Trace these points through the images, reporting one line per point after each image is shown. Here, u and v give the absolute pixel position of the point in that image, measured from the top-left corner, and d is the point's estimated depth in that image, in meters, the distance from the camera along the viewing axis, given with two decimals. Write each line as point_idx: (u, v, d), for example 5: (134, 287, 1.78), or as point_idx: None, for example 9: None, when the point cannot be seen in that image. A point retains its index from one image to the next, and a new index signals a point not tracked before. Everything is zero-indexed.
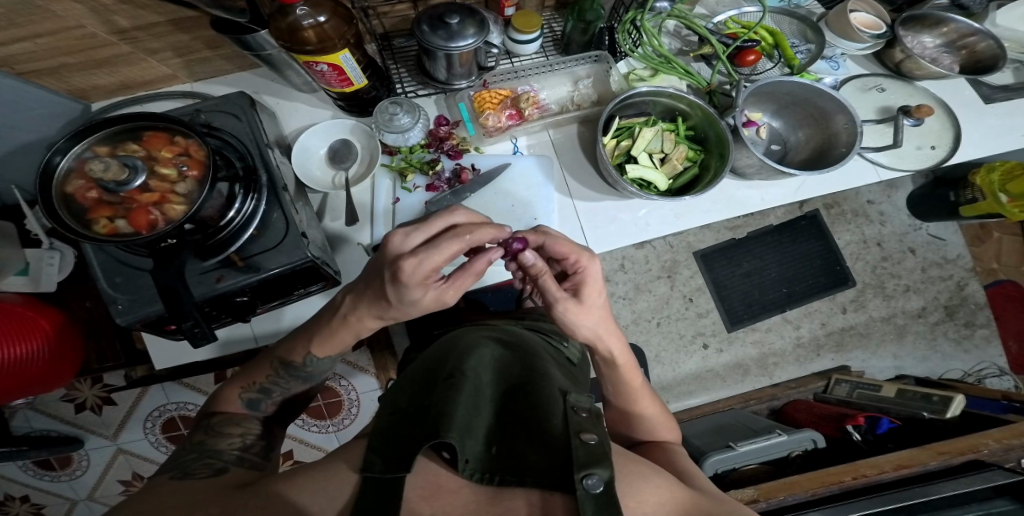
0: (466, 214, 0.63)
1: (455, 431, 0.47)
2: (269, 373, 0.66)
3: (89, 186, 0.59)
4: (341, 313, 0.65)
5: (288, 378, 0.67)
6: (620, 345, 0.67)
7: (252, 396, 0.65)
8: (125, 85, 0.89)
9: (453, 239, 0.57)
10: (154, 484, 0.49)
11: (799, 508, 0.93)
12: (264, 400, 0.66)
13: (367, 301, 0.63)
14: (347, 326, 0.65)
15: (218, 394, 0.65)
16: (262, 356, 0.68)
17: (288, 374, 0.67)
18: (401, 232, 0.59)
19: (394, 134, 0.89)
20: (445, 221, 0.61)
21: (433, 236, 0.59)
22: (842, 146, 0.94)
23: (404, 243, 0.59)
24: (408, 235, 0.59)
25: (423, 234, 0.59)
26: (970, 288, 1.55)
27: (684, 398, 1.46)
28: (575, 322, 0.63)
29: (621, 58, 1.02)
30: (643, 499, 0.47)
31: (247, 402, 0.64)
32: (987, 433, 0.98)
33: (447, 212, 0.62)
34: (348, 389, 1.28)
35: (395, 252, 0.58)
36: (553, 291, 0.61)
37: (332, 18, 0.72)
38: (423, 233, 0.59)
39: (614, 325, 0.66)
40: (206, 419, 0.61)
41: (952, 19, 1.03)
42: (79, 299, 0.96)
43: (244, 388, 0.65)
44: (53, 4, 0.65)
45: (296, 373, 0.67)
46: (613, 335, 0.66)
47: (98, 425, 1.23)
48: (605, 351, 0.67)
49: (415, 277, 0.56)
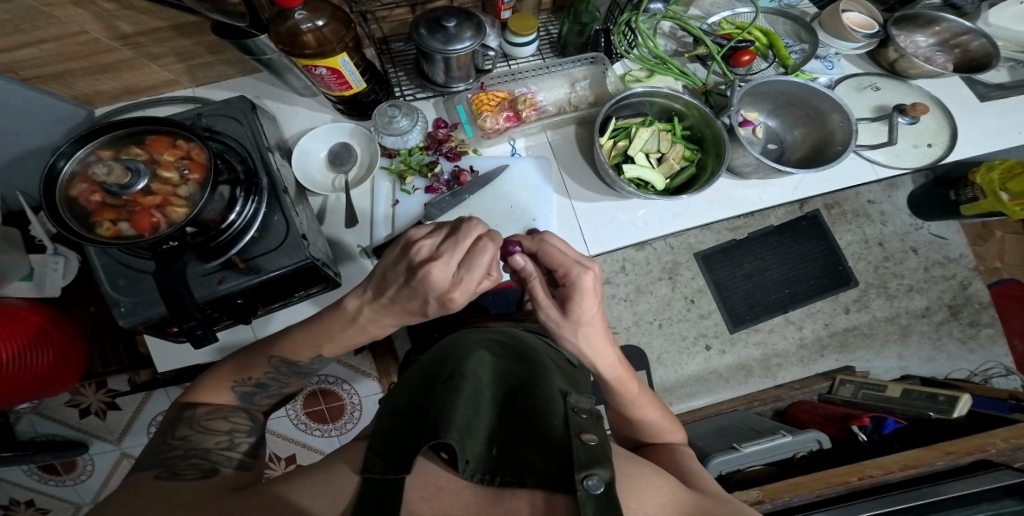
0: (482, 227, 0.59)
1: (455, 432, 0.48)
2: (269, 370, 0.66)
3: (92, 190, 0.60)
4: (357, 321, 0.64)
5: (286, 374, 0.67)
6: (609, 359, 0.65)
7: (246, 389, 0.65)
8: (128, 90, 0.90)
9: (490, 254, 0.57)
10: (139, 485, 0.49)
11: (805, 509, 0.92)
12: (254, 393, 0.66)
13: (386, 311, 0.62)
14: (365, 331, 0.65)
15: (200, 385, 0.65)
16: (259, 349, 0.67)
17: (288, 371, 0.67)
18: (438, 262, 0.56)
19: (394, 137, 0.91)
20: (472, 236, 0.58)
21: (469, 254, 0.57)
22: (838, 144, 0.94)
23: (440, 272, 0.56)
24: (445, 263, 0.56)
25: (458, 256, 0.57)
26: (974, 287, 1.55)
27: (687, 400, 1.45)
28: (559, 331, 0.63)
29: (617, 60, 1.03)
30: (645, 500, 0.47)
31: (240, 395, 0.65)
32: (993, 433, 0.98)
33: (466, 226, 0.58)
34: (351, 394, 1.30)
35: (441, 283, 0.57)
36: (541, 296, 0.63)
37: (330, 22, 0.74)
38: (456, 255, 0.57)
39: (604, 338, 0.64)
40: (190, 411, 0.61)
41: (944, 19, 1.04)
42: (84, 303, 0.97)
43: (237, 381, 0.65)
44: (58, 10, 0.66)
45: (297, 370, 0.67)
46: (603, 351, 0.64)
47: (103, 430, 1.24)
48: (591, 364, 0.65)
49: (467, 292, 0.59)
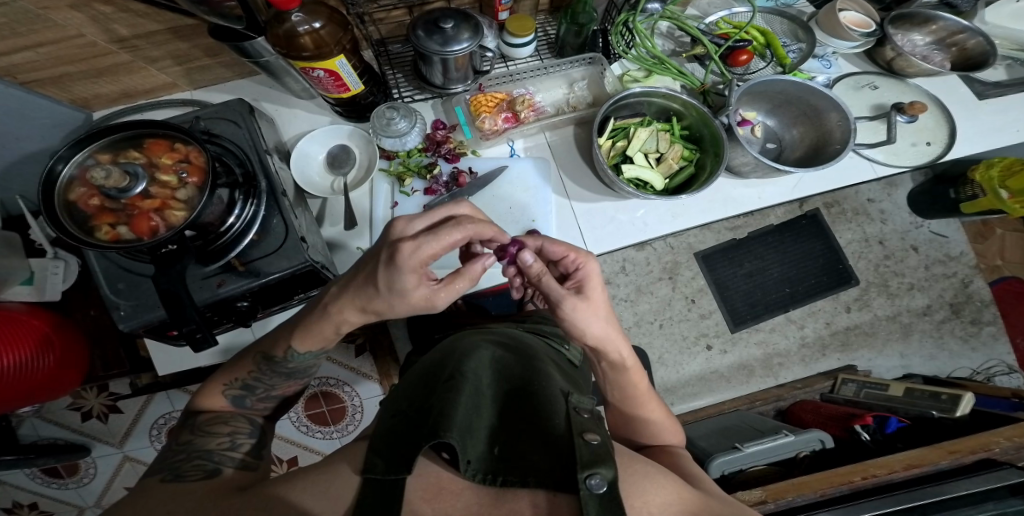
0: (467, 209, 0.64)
1: (456, 431, 0.47)
2: (253, 368, 0.66)
3: (91, 194, 0.60)
4: (331, 316, 0.62)
5: (271, 373, 0.66)
6: (625, 346, 0.65)
7: (236, 393, 0.65)
8: (126, 93, 0.90)
9: (455, 226, 0.58)
10: (142, 488, 0.49)
11: (808, 509, 0.92)
12: (251, 395, 0.65)
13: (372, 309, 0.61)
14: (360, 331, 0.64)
15: (200, 391, 0.65)
16: (248, 350, 0.67)
17: (272, 370, 0.66)
18: (405, 218, 0.60)
19: (392, 139, 0.90)
20: (449, 211, 0.62)
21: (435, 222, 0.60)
22: (837, 142, 0.93)
23: (405, 227, 0.59)
24: (411, 222, 0.60)
25: (426, 221, 0.60)
26: (975, 285, 1.54)
27: (689, 400, 1.45)
28: (584, 317, 0.60)
29: (615, 60, 1.03)
30: (649, 500, 0.47)
31: (232, 398, 0.64)
32: (998, 432, 0.97)
33: (452, 204, 0.64)
34: (352, 395, 1.30)
35: (396, 236, 0.59)
36: (556, 288, 0.60)
37: (328, 24, 0.74)
38: (425, 221, 0.60)
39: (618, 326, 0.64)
40: (193, 418, 0.61)
41: (940, 17, 1.04)
42: (83, 308, 0.98)
43: (227, 384, 0.65)
44: (55, 13, 0.67)
45: (281, 370, 0.66)
46: (618, 338, 0.63)
47: (105, 433, 1.24)
48: (604, 353, 0.65)
49: (413, 259, 0.56)
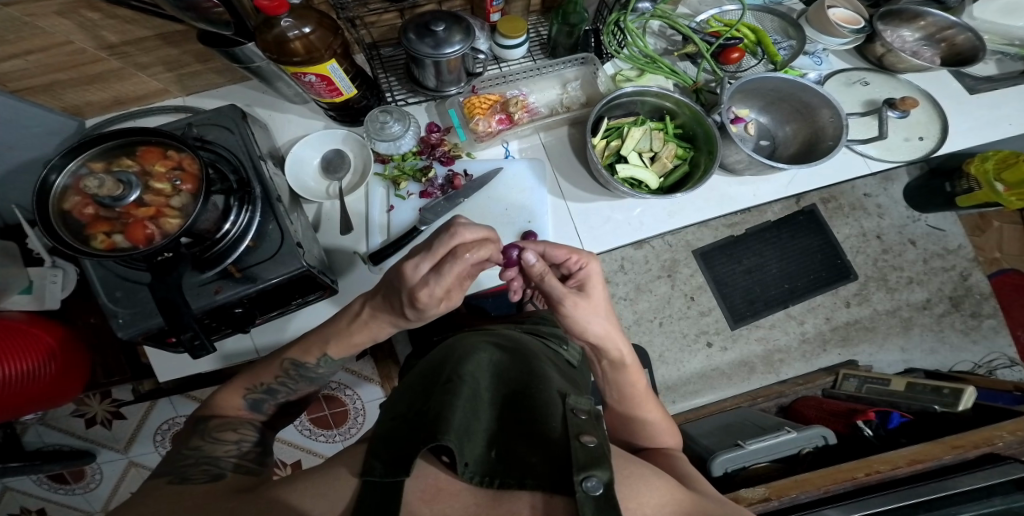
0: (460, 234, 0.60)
1: (453, 434, 0.47)
2: (280, 374, 0.66)
3: (85, 203, 0.60)
4: None
5: (295, 378, 0.68)
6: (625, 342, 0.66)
7: (256, 396, 0.65)
8: (119, 100, 0.90)
9: (459, 264, 0.58)
10: (149, 489, 0.49)
11: (810, 507, 0.92)
12: (270, 399, 0.66)
13: (381, 305, 0.64)
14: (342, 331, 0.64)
15: (219, 392, 0.65)
16: (272, 355, 0.68)
17: (297, 375, 0.68)
18: (410, 262, 0.60)
19: (387, 142, 0.91)
20: (449, 245, 0.60)
21: (440, 262, 0.59)
22: (829, 139, 0.93)
23: (413, 273, 0.59)
24: (416, 264, 0.59)
25: (430, 261, 0.60)
26: (975, 278, 1.54)
27: (691, 398, 1.45)
28: (580, 317, 0.62)
29: (608, 60, 1.03)
30: (644, 501, 0.47)
31: (251, 402, 0.65)
32: (1001, 425, 0.96)
33: (449, 234, 0.60)
34: (354, 399, 1.30)
35: (408, 283, 0.60)
36: (558, 286, 0.61)
37: (318, 29, 0.74)
38: (430, 258, 0.60)
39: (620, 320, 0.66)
40: (204, 422, 0.61)
41: (929, 13, 1.04)
42: (83, 315, 0.99)
43: (249, 388, 0.65)
44: (42, 20, 0.67)
45: (306, 375, 0.68)
46: (620, 334, 0.65)
47: (108, 438, 1.24)
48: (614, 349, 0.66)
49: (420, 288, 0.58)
